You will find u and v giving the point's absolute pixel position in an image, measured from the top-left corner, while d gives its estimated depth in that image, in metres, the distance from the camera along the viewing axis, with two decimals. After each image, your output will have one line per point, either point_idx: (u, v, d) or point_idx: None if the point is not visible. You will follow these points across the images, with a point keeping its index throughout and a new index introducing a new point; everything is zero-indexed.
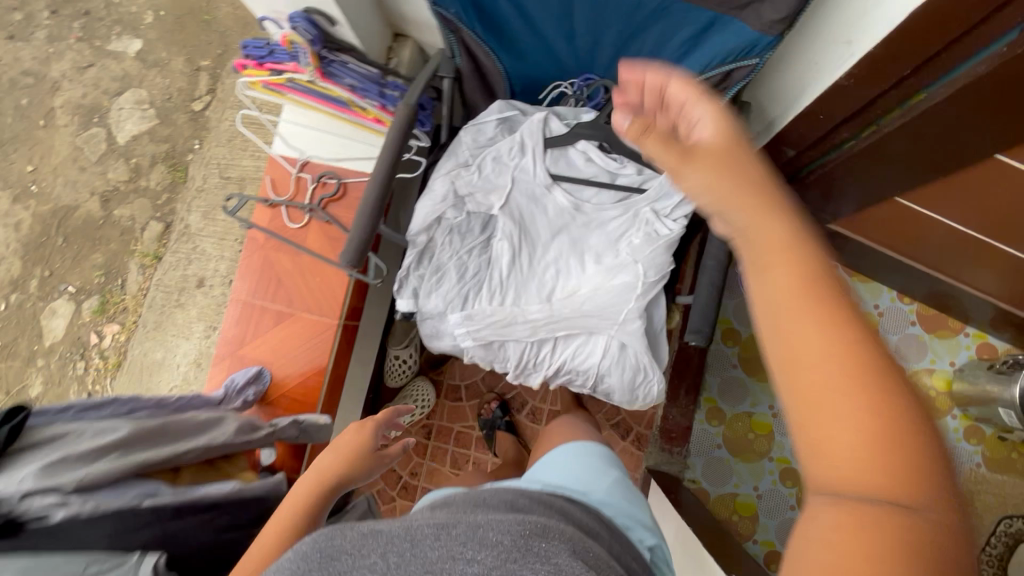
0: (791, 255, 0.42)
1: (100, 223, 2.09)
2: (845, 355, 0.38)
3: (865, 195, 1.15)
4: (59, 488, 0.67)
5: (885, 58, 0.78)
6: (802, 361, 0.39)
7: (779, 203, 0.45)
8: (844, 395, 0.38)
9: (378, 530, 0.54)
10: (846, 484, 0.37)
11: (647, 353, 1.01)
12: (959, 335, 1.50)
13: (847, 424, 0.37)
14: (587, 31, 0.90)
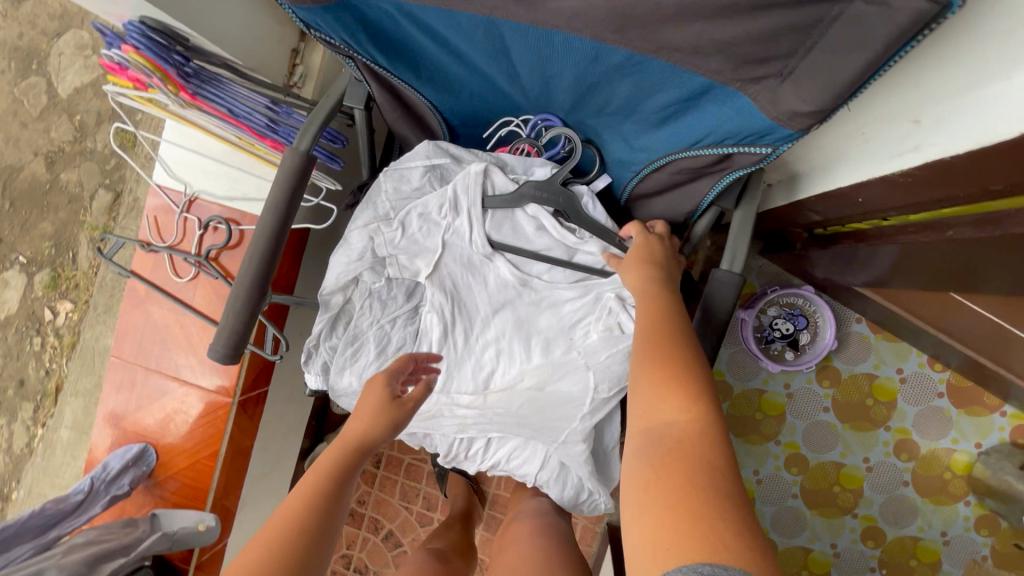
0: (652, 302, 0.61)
1: (47, 188, 1.91)
2: (666, 350, 0.54)
3: (907, 277, 0.89)
4: None
5: (968, 169, 0.50)
6: (652, 356, 0.54)
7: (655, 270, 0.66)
8: (656, 367, 0.53)
9: None
10: (651, 429, 0.49)
11: (592, 477, 0.84)
12: (994, 414, 1.27)
13: (658, 391, 0.51)
14: (535, 72, 0.62)
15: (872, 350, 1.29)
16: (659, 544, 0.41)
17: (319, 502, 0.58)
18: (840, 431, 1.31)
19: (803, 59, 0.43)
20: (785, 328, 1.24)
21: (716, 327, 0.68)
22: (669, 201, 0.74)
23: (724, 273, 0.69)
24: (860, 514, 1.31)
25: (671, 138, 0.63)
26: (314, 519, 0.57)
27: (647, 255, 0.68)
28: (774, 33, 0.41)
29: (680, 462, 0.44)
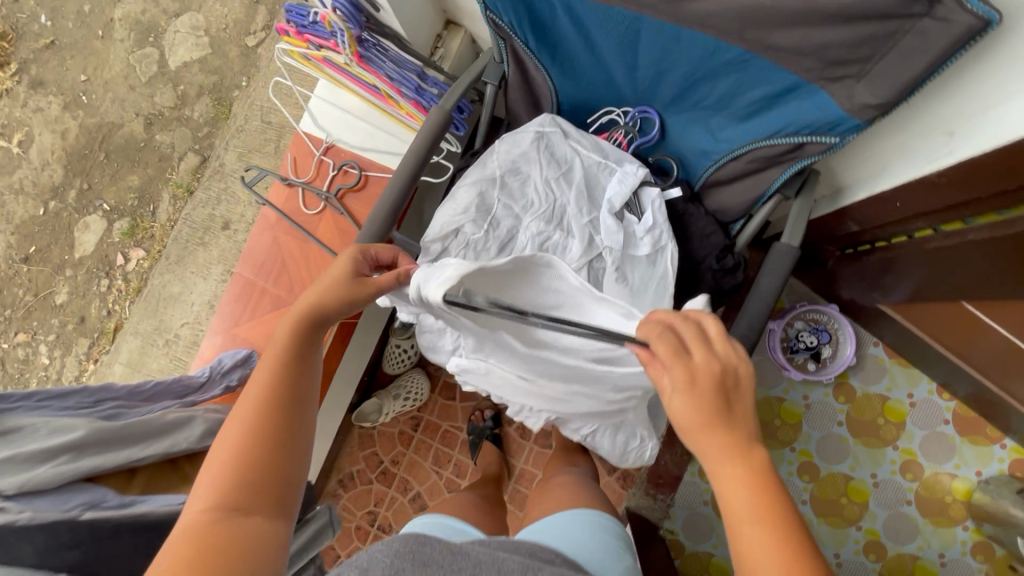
0: (762, 493, 0.52)
1: (141, 145, 2.09)
2: (779, 532, 0.50)
3: (927, 288, 1.03)
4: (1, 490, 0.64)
5: (995, 164, 0.65)
6: (764, 550, 0.50)
7: (757, 455, 0.53)
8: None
9: (463, 551, 0.68)
10: None
11: (647, 422, 0.95)
12: (994, 445, 1.38)
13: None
14: (651, 67, 0.79)
15: (885, 372, 1.42)
16: None
17: (284, 368, 0.68)
18: (851, 444, 1.42)
19: (877, 60, 0.59)
20: (809, 340, 1.36)
21: (774, 286, 0.82)
22: (738, 189, 0.89)
23: (783, 244, 0.84)
24: (864, 527, 1.39)
25: (753, 130, 0.79)
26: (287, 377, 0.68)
27: (715, 411, 0.54)
28: (860, 39, 0.58)
29: None
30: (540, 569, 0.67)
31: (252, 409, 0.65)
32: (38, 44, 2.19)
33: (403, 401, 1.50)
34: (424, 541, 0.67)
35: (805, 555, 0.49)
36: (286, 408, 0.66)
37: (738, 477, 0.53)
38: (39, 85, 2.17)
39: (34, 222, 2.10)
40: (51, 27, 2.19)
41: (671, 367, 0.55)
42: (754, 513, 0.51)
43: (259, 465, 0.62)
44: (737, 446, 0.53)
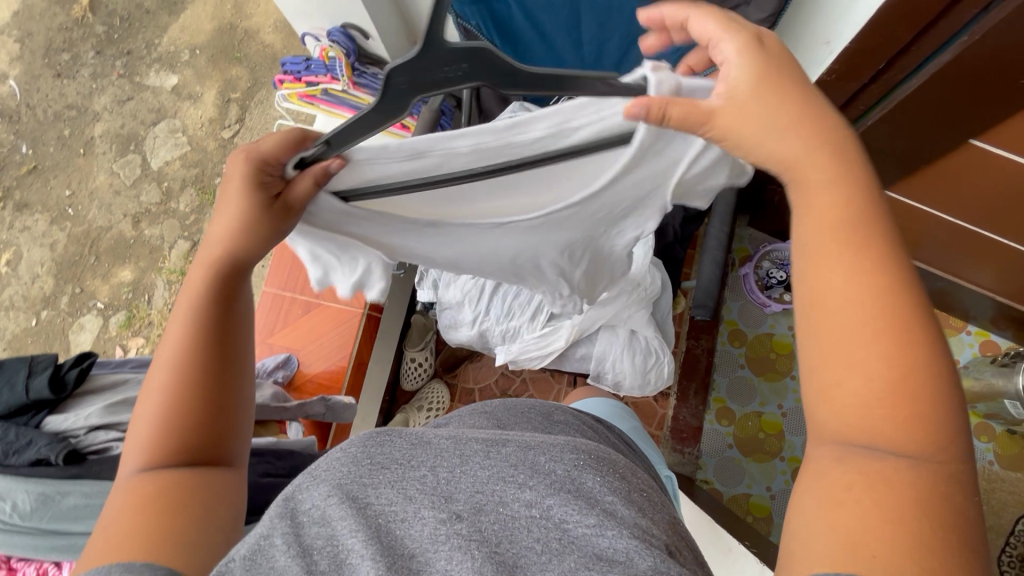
0: (840, 227, 0.47)
1: (131, 242, 2.20)
2: (874, 261, 0.45)
3: None
4: (119, 425, 0.77)
5: (866, 49, 0.86)
6: (860, 285, 0.45)
7: (845, 148, 0.49)
8: (871, 345, 0.44)
9: (426, 440, 0.53)
10: (834, 395, 0.44)
11: (657, 335, 1.12)
12: (962, 333, 1.53)
13: (876, 393, 0.43)
14: (593, 41, 1.00)
15: None
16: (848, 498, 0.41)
17: (192, 329, 0.58)
18: None
19: None
20: (781, 274, 1.54)
21: None
22: None
23: None
24: None
25: None
26: (203, 346, 0.58)
27: (784, 98, 0.49)
28: None
29: (901, 410, 0.42)
30: (508, 441, 0.54)
31: (171, 370, 0.57)
32: (20, 170, 2.32)
33: (427, 411, 1.55)
34: (392, 435, 0.53)
35: (890, 294, 0.44)
36: (206, 387, 0.57)
37: (822, 206, 0.48)
38: (24, 207, 2.27)
39: (28, 334, 2.13)
40: (33, 153, 2.34)
41: (727, 37, 0.51)
42: (850, 241, 0.46)
43: (193, 439, 0.56)
44: (827, 148, 0.48)
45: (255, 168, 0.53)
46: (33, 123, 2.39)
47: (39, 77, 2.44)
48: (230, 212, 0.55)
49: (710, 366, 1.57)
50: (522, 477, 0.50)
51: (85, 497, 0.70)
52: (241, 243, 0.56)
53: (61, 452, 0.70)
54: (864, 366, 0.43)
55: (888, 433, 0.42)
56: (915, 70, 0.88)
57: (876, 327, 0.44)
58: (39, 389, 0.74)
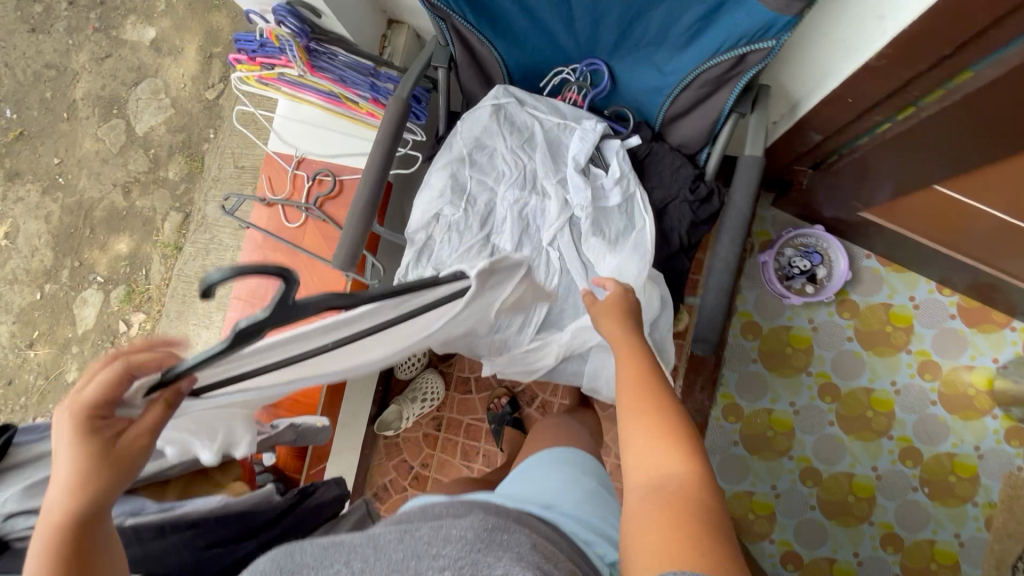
0: (630, 349, 0.78)
1: (124, 214, 2.14)
2: (644, 375, 0.73)
3: (900, 181, 1.05)
4: None
5: (927, 32, 0.68)
6: (636, 393, 0.70)
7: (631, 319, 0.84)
8: (646, 421, 0.66)
9: (339, 541, 0.57)
10: (650, 478, 0.60)
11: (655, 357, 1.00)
12: (1004, 329, 1.38)
13: (653, 441, 0.63)
14: (586, 15, 0.83)
15: (884, 282, 1.43)
16: (665, 535, 0.52)
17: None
18: (865, 358, 1.42)
19: None
20: (804, 264, 1.39)
21: (749, 200, 0.83)
22: (696, 118, 0.92)
23: (747, 158, 0.84)
24: (896, 435, 1.40)
25: (695, 55, 0.82)
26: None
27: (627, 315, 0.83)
28: None
29: (687, 485, 0.57)
30: (416, 530, 0.58)
31: None
32: (7, 137, 2.24)
33: (421, 402, 1.52)
34: (298, 548, 0.56)
35: (655, 378, 0.72)
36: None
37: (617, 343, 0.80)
38: (14, 176, 2.21)
39: (34, 307, 2.14)
40: (17, 118, 2.25)
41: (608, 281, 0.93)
42: (631, 366, 0.75)
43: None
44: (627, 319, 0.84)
45: (88, 418, 0.52)
46: (13, 84, 2.27)
47: (13, 33, 2.29)
48: (67, 466, 0.52)
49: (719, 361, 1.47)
50: (435, 549, 0.54)
51: None
52: (88, 492, 0.52)
53: None
54: (655, 463, 0.61)
55: (662, 467, 0.60)
56: (992, 56, 0.69)
57: (648, 415, 0.66)
58: None
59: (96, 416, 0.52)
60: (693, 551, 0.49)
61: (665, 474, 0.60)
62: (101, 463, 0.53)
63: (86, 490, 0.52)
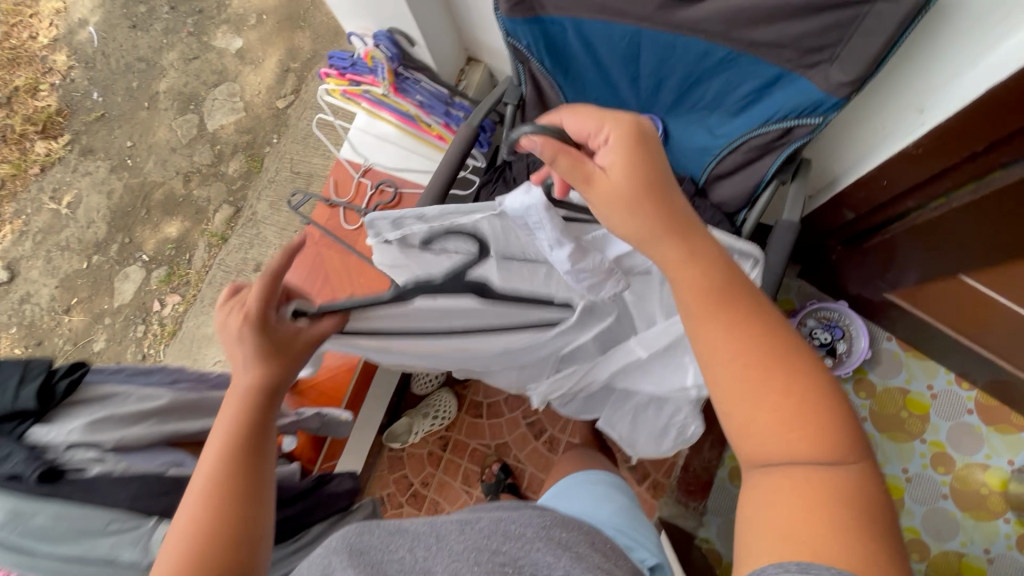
0: (696, 261, 0.56)
1: (179, 200, 2.27)
2: (725, 307, 0.55)
3: (928, 267, 1.09)
4: (100, 443, 0.71)
5: (960, 128, 0.75)
6: (743, 344, 0.53)
7: (678, 206, 0.58)
8: (756, 382, 0.52)
9: (404, 529, 0.73)
10: (761, 451, 0.51)
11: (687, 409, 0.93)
12: (1021, 433, 1.38)
13: (771, 413, 0.51)
14: (651, 76, 0.90)
15: (902, 367, 1.45)
16: (797, 535, 0.46)
17: (230, 458, 0.64)
18: (877, 440, 1.42)
19: (845, 44, 0.70)
20: (825, 337, 1.40)
21: (782, 260, 0.89)
22: (738, 180, 0.97)
23: (784, 222, 0.90)
24: (903, 525, 1.37)
25: (746, 122, 0.89)
26: (226, 471, 0.63)
27: (659, 199, 0.57)
28: (826, 27, 0.69)
29: (813, 476, 0.49)
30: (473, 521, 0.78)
31: (200, 501, 0.61)
32: (90, 117, 2.43)
33: (432, 419, 1.54)
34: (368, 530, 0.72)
35: (748, 322, 0.54)
36: (243, 491, 0.63)
37: (673, 258, 0.57)
38: (88, 152, 2.38)
39: (77, 275, 2.25)
40: (102, 101, 2.44)
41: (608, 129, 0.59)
42: (695, 296, 0.55)
43: (226, 529, 0.60)
44: (666, 204, 0.57)
45: (260, 313, 0.65)
46: (106, 71, 2.48)
47: (116, 27, 2.53)
48: (243, 358, 0.66)
49: None
50: (497, 545, 0.70)
51: (52, 520, 0.66)
52: (268, 373, 0.67)
53: (36, 469, 0.65)
54: (773, 432, 0.51)
55: (794, 450, 0.49)
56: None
57: (767, 368, 0.52)
58: (25, 400, 0.67)
59: (268, 308, 0.66)
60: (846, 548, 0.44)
61: (796, 439, 0.50)
62: (271, 353, 0.66)
63: (266, 371, 0.67)
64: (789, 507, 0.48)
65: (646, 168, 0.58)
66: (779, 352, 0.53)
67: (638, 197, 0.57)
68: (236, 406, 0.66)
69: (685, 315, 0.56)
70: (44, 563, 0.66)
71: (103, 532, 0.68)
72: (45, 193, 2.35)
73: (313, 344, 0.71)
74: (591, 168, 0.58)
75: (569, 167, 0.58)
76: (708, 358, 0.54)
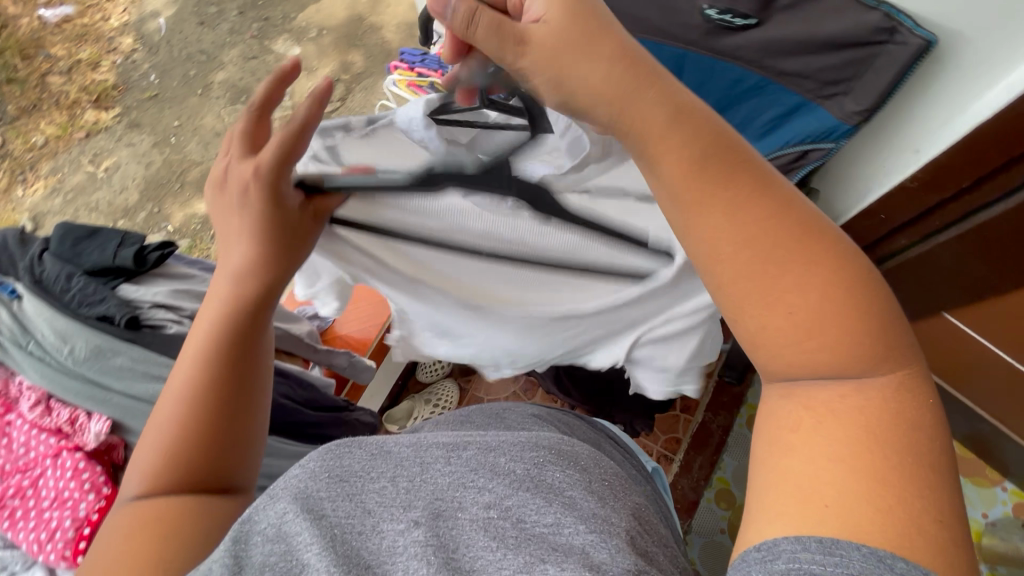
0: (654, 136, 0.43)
1: (214, 180, 2.36)
2: (723, 178, 0.41)
3: (915, 304, 1.20)
4: (176, 309, 0.86)
5: (950, 164, 0.89)
6: (750, 231, 0.40)
7: (639, 60, 0.44)
8: (778, 280, 0.40)
9: (386, 451, 0.48)
10: (784, 369, 0.41)
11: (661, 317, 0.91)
12: (996, 487, 1.44)
13: (791, 318, 0.40)
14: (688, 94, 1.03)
15: None
16: (835, 483, 0.36)
17: (206, 367, 0.55)
18: None
19: (859, 78, 0.84)
20: None
21: None
22: None
23: None
24: None
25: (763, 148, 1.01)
26: (205, 379, 0.55)
27: (604, 47, 0.44)
28: (846, 62, 0.83)
29: (862, 417, 0.38)
30: (467, 446, 0.49)
31: (173, 413, 0.54)
32: (143, 95, 2.56)
33: (434, 407, 1.56)
34: (351, 447, 0.49)
35: (755, 201, 0.41)
36: (226, 388, 0.55)
37: (654, 141, 0.43)
38: (136, 126, 2.50)
39: None
40: (158, 83, 2.58)
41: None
42: (682, 175, 0.42)
43: (209, 427, 0.54)
44: (628, 65, 0.43)
45: (271, 183, 0.54)
46: (167, 57, 2.65)
47: (185, 22, 2.73)
48: (242, 225, 0.55)
49: (722, 443, 1.53)
50: (483, 480, 0.45)
51: (130, 361, 0.82)
52: (260, 261, 0.55)
53: (123, 315, 0.82)
54: (794, 341, 0.40)
55: (828, 359, 0.39)
56: (1004, 196, 0.88)
57: (773, 257, 0.40)
58: (123, 258, 0.85)
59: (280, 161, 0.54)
60: (891, 499, 0.34)
61: (819, 344, 0.39)
62: (269, 226, 0.55)
63: (262, 256, 0.55)
64: (831, 452, 0.37)
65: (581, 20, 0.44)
66: (789, 212, 0.41)
67: (586, 59, 0.44)
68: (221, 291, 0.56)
69: (671, 203, 0.43)
70: (122, 394, 0.83)
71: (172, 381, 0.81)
72: (84, 157, 2.42)
73: (319, 219, 0.61)
74: (521, 25, 0.45)
75: (491, 31, 0.45)
76: (709, 252, 0.41)
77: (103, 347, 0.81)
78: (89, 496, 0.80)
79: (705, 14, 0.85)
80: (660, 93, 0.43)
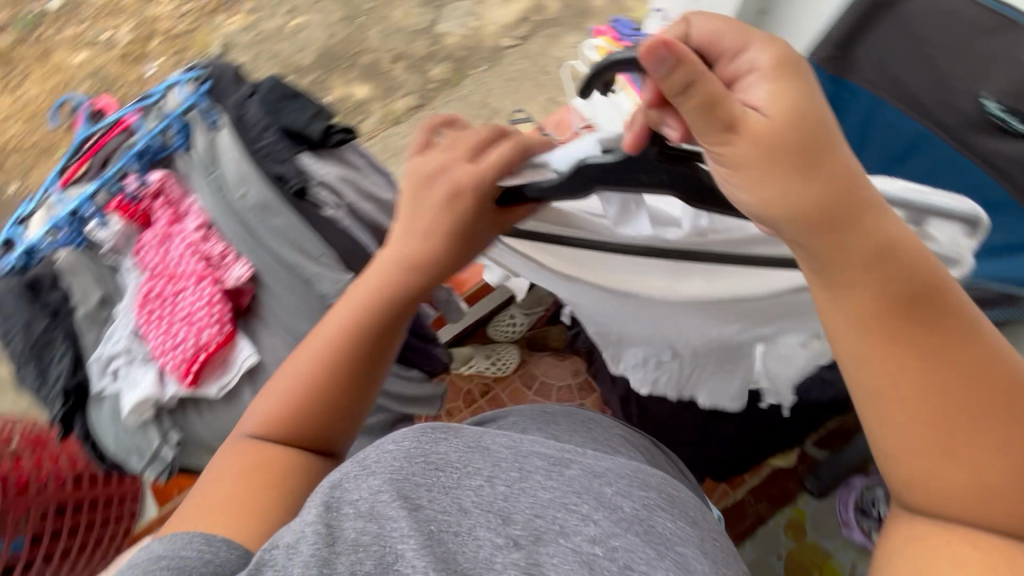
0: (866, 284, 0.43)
1: (378, 73, 2.13)
2: (902, 332, 0.44)
3: None
4: (343, 194, 0.80)
5: None
6: (919, 381, 0.44)
7: (848, 177, 0.41)
8: (943, 429, 0.44)
9: (483, 446, 0.52)
10: (930, 500, 0.45)
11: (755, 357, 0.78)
12: None
13: (960, 471, 0.44)
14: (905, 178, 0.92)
15: None
16: None
17: (340, 355, 0.60)
18: None
19: None
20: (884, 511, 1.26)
21: None
22: None
23: None
24: None
25: None
26: (336, 364, 0.60)
27: (823, 153, 0.41)
28: None
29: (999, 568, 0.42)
30: (570, 464, 0.51)
31: (300, 381, 0.60)
32: None
33: (489, 363, 1.60)
34: (445, 434, 0.53)
35: (920, 342, 0.44)
36: (356, 370, 0.61)
37: (840, 271, 0.43)
38: None
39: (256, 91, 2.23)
40: None
41: (761, 74, 0.42)
42: (858, 322, 0.44)
43: (334, 397, 0.60)
44: (843, 187, 0.42)
45: (489, 182, 0.55)
46: None
47: None
48: (438, 215, 0.57)
49: (749, 530, 1.38)
50: (586, 508, 0.47)
51: (286, 228, 0.78)
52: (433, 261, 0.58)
53: (298, 181, 0.77)
54: (950, 484, 0.44)
55: (964, 498, 0.44)
56: None
57: (945, 407, 0.44)
58: (313, 129, 0.77)
59: (492, 184, 0.56)
60: None
61: (981, 481, 0.43)
62: (458, 240, 0.57)
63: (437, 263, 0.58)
64: None
65: (803, 127, 0.40)
66: (976, 376, 0.44)
67: (804, 174, 0.41)
68: (381, 286, 0.59)
69: (858, 331, 0.45)
70: (268, 254, 0.79)
71: (314, 261, 0.79)
72: None
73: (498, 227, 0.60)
74: (738, 108, 0.40)
75: (702, 110, 0.40)
76: (873, 396, 0.45)
77: (270, 204, 0.77)
78: (215, 327, 0.77)
79: (980, 102, 0.74)
80: (864, 229, 0.42)
